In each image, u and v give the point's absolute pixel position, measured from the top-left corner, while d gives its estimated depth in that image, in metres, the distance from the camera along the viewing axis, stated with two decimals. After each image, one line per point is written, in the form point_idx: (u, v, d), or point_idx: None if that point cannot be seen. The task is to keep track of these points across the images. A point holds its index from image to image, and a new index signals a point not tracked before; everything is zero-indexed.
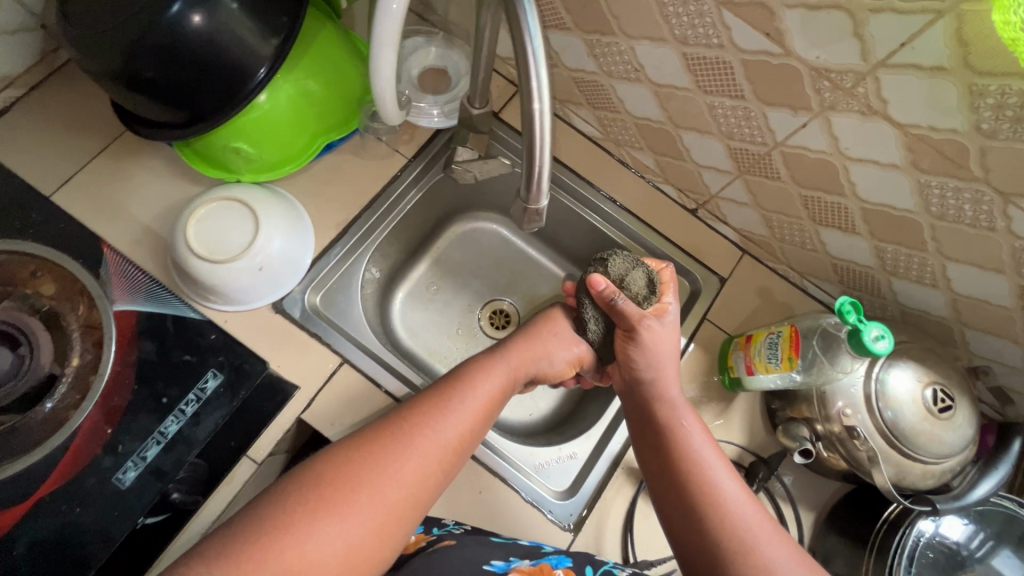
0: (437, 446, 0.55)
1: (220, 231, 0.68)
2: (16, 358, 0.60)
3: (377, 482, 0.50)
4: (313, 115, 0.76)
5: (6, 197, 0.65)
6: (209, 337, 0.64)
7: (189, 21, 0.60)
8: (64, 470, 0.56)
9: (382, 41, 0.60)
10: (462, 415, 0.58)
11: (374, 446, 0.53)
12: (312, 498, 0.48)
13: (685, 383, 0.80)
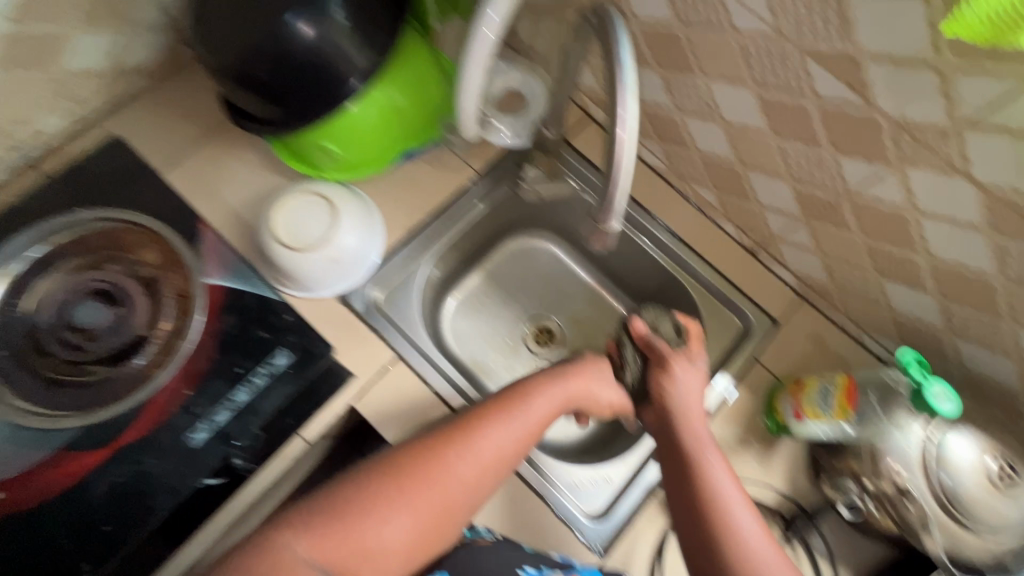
0: (484, 454, 0.59)
1: (302, 221, 0.73)
2: (115, 316, 0.65)
3: (433, 480, 0.56)
4: (396, 124, 0.80)
5: (123, 168, 0.71)
6: (284, 317, 0.66)
7: (301, 32, 0.67)
8: (145, 424, 0.60)
9: (472, 61, 0.64)
10: (514, 425, 0.61)
11: (429, 445, 0.58)
12: (375, 491, 0.54)
13: (729, 421, 0.80)
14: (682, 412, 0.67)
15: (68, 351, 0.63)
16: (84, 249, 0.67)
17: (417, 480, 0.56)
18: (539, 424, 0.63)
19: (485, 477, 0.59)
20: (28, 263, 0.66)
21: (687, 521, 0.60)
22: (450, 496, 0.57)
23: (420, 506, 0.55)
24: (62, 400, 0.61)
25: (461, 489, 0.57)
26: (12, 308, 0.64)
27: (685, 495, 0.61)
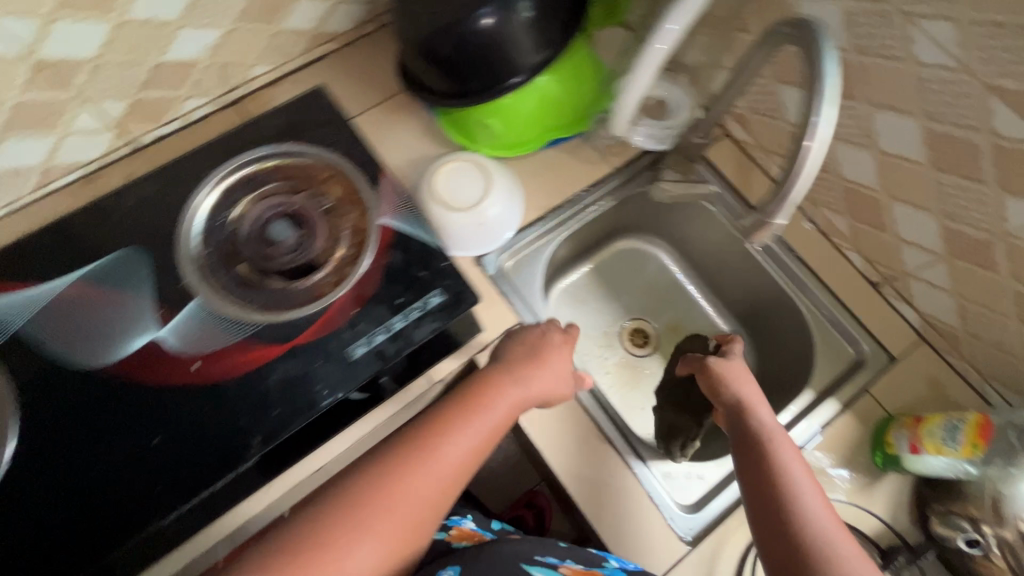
0: (441, 462, 0.63)
1: (459, 185, 0.83)
2: (298, 239, 0.74)
3: (397, 499, 0.60)
4: (550, 114, 0.89)
5: (319, 111, 0.80)
6: (444, 262, 0.73)
7: (484, 23, 0.76)
8: (316, 330, 0.68)
9: (645, 60, 0.71)
10: (473, 434, 0.66)
11: (382, 469, 0.62)
12: (338, 521, 0.58)
13: (833, 445, 0.80)
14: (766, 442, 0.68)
15: (259, 259, 0.72)
16: (282, 176, 0.77)
17: (381, 502, 0.59)
18: (492, 431, 0.67)
19: (445, 482, 0.63)
20: (237, 179, 0.76)
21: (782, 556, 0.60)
22: (411, 515, 0.60)
23: (386, 530, 0.59)
24: (252, 299, 0.70)
25: (421, 503, 0.61)
26: (220, 214, 0.74)
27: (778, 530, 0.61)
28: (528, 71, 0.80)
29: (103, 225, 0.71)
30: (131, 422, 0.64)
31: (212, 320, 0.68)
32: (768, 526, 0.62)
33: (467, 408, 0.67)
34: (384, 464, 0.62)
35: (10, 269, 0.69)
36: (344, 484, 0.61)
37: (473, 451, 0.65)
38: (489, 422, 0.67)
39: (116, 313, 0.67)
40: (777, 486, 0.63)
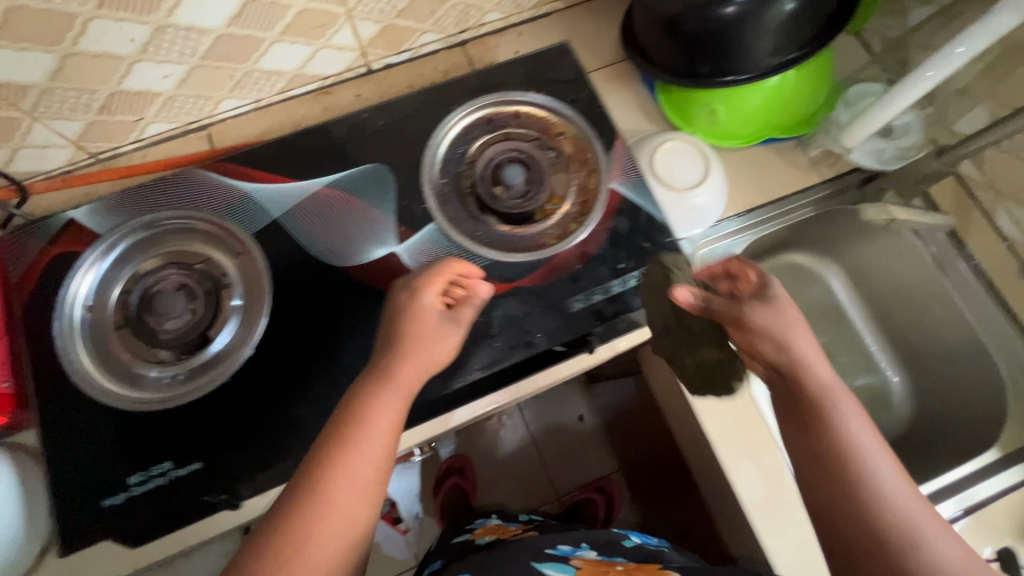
0: (358, 477, 0.53)
1: (678, 164, 0.82)
2: (524, 186, 0.75)
3: (337, 505, 0.51)
4: (768, 114, 0.87)
5: (560, 66, 0.81)
6: (667, 238, 0.72)
7: (728, 14, 0.74)
8: (540, 277, 0.71)
9: (920, 80, 0.71)
10: (380, 431, 0.56)
11: (304, 491, 0.52)
12: (277, 557, 0.48)
13: (1015, 512, 0.76)
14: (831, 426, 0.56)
15: (489, 196, 0.75)
16: (518, 123, 0.78)
17: (320, 501, 0.51)
18: (398, 407, 0.58)
19: (377, 476, 0.54)
20: (477, 119, 0.78)
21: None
22: (356, 505, 0.52)
23: (333, 529, 0.51)
24: (481, 235, 0.73)
25: (357, 504, 0.52)
26: (458, 149, 0.77)
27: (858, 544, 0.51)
28: (756, 71, 0.80)
29: (356, 139, 0.75)
30: (365, 325, 0.68)
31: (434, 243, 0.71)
32: (848, 543, 0.51)
33: (360, 425, 0.55)
34: (307, 482, 0.52)
35: (274, 163, 0.74)
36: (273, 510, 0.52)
37: (390, 429, 0.57)
38: (392, 403, 0.57)
39: (364, 223, 0.72)
40: (834, 477, 0.54)
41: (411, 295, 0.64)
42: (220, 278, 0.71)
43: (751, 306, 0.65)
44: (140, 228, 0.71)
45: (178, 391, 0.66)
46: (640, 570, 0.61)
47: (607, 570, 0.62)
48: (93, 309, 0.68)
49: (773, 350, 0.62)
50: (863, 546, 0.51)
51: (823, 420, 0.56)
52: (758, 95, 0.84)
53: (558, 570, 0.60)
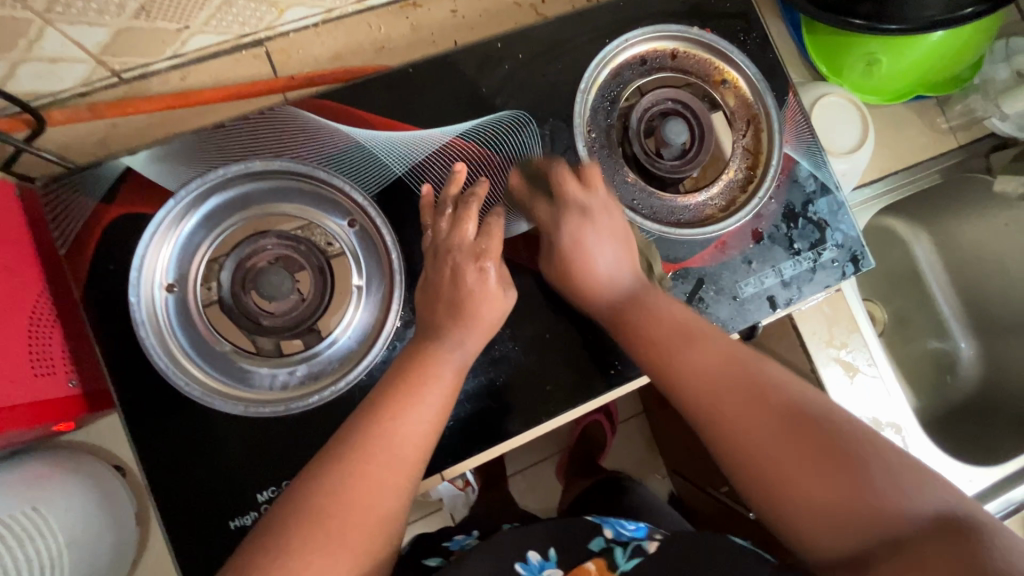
0: (391, 457, 0.46)
1: (835, 125, 0.73)
2: (683, 149, 0.63)
3: (360, 505, 0.44)
4: (921, 71, 0.78)
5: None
6: (842, 215, 0.65)
7: None
8: (710, 256, 0.63)
9: None
10: (436, 400, 0.50)
11: (332, 467, 0.45)
12: (290, 548, 0.41)
13: None
14: (581, 295, 0.57)
15: (645, 157, 0.63)
16: (675, 66, 0.65)
17: (346, 486, 0.44)
18: (446, 390, 0.50)
19: (405, 468, 0.47)
20: (630, 58, 0.64)
21: (755, 442, 0.45)
22: (382, 506, 0.45)
23: (356, 533, 0.43)
24: (639, 204, 0.63)
25: (382, 502, 0.45)
26: (608, 95, 0.64)
27: (727, 411, 0.47)
28: (904, 25, 0.68)
29: (493, 78, 0.60)
30: (517, 311, 0.59)
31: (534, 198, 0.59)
32: (704, 415, 0.48)
33: (408, 388, 0.49)
34: (334, 460, 0.45)
35: (390, 104, 0.58)
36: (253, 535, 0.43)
37: (441, 412, 0.50)
38: (442, 388, 0.50)
39: (510, 189, 0.60)
40: (665, 366, 0.51)
41: (477, 271, 0.53)
42: (331, 249, 0.58)
43: (567, 222, 0.57)
44: (224, 183, 0.55)
45: (301, 392, 0.55)
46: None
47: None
48: (177, 288, 0.54)
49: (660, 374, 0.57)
50: (783, 450, 0.44)
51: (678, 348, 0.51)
52: (919, 50, 0.75)
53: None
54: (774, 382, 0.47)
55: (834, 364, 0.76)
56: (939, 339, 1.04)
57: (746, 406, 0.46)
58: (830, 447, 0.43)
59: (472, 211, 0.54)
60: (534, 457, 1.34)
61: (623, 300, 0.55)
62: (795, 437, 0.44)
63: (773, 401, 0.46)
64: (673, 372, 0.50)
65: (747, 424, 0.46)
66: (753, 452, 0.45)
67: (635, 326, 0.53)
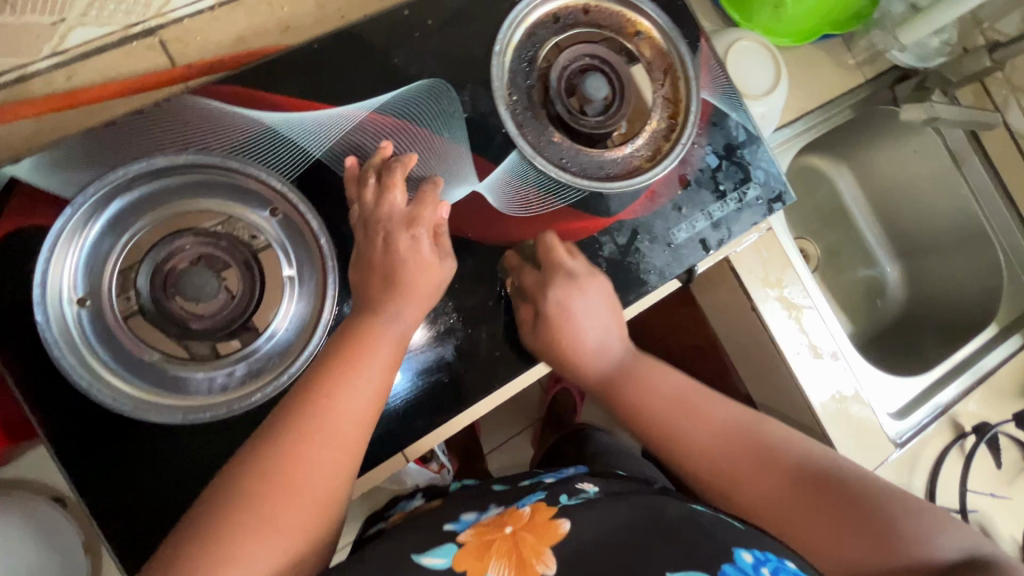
0: (325, 436, 0.45)
1: (750, 69, 0.75)
2: (604, 104, 0.63)
3: (296, 487, 0.43)
4: (825, 11, 0.81)
5: None
6: (762, 153, 0.67)
7: None
8: (641, 206, 0.64)
9: None
10: (373, 379, 0.48)
11: (267, 448, 0.44)
12: (223, 532, 0.40)
13: (998, 374, 0.93)
14: (566, 353, 0.61)
15: (569, 115, 0.62)
16: (589, 21, 0.65)
17: (285, 465, 0.43)
18: (389, 362, 0.50)
19: (346, 449, 0.46)
20: (542, 16, 0.64)
21: (766, 501, 0.53)
22: (325, 483, 0.44)
23: (296, 511, 0.42)
24: (568, 162, 0.63)
25: (328, 484, 0.44)
26: (525, 56, 0.63)
27: (763, 493, 0.53)
28: None
29: (404, 47, 0.59)
30: (458, 282, 0.59)
31: (553, 198, 0.61)
32: (720, 481, 0.55)
33: (344, 368, 0.48)
34: (272, 440, 0.44)
35: (298, 83, 0.56)
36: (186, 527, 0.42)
37: (382, 389, 0.49)
38: (382, 359, 0.49)
39: (435, 161, 0.59)
40: (673, 429, 0.58)
41: (410, 237, 0.53)
42: (256, 242, 0.55)
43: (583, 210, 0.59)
44: (126, 184, 0.51)
45: (242, 392, 0.53)
46: (525, 543, 0.44)
47: (491, 544, 0.44)
48: (89, 301, 0.50)
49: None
50: (755, 479, 0.54)
51: (625, 401, 0.62)
52: None
53: (435, 567, 0.42)
54: (781, 447, 0.55)
55: (774, 301, 0.80)
56: (868, 268, 1.11)
57: (760, 472, 0.54)
58: (829, 499, 0.51)
59: (400, 176, 0.54)
60: (506, 433, 1.36)
61: (612, 371, 0.63)
62: (807, 501, 0.51)
63: (782, 462, 0.54)
64: (687, 444, 0.57)
65: (759, 487, 0.53)
66: (770, 518, 0.52)
67: (643, 415, 0.60)
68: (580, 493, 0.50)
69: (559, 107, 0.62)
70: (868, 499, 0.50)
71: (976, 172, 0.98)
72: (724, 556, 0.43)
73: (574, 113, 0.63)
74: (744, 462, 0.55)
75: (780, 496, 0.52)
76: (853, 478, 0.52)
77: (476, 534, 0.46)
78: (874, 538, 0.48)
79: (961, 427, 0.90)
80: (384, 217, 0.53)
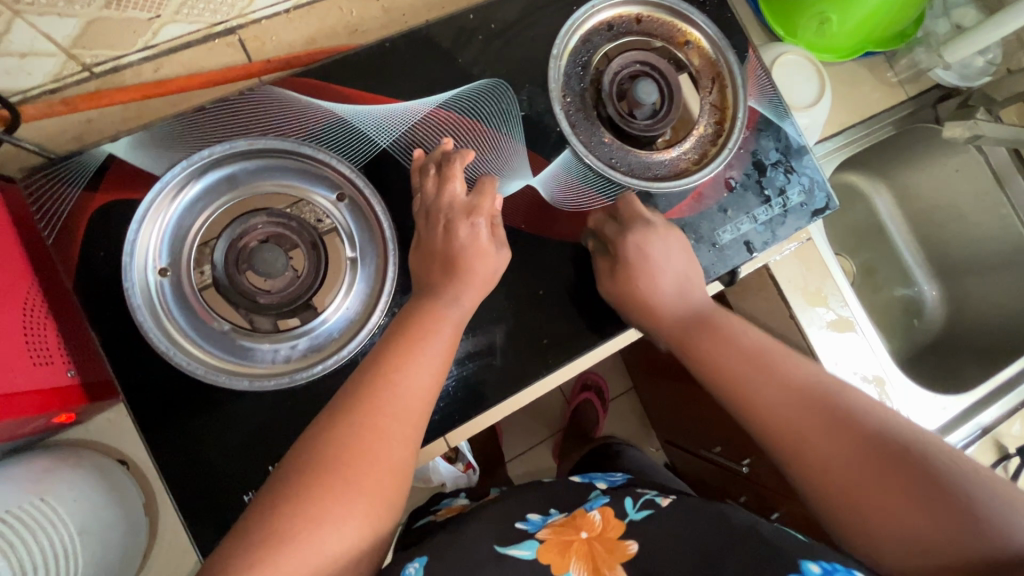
0: (395, 410, 0.47)
1: (795, 82, 0.76)
2: (654, 109, 0.65)
3: (369, 455, 0.44)
4: (868, 30, 0.82)
5: None
6: (807, 160, 0.69)
7: None
8: (687, 206, 0.66)
9: None
10: (434, 357, 0.50)
11: (338, 420, 0.46)
12: (304, 496, 0.42)
13: None
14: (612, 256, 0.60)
15: (619, 118, 0.65)
16: (641, 30, 0.68)
17: (355, 434, 0.45)
18: (447, 341, 0.52)
19: (413, 424, 0.47)
20: (596, 24, 0.67)
21: (829, 465, 0.47)
22: (396, 458, 0.46)
23: (373, 484, 0.44)
24: (617, 162, 0.65)
25: (396, 453, 0.46)
26: (579, 61, 0.66)
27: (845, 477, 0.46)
28: None
29: (467, 50, 0.62)
30: (508, 272, 0.61)
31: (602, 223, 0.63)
32: (791, 446, 0.50)
33: (407, 347, 0.50)
34: (344, 412, 0.46)
35: (368, 78, 0.60)
36: (268, 494, 0.43)
37: (442, 366, 0.51)
38: (441, 337, 0.52)
39: (493, 155, 0.62)
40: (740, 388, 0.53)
41: (469, 226, 0.55)
42: (323, 225, 0.59)
43: (634, 230, 0.61)
44: (210, 164, 0.55)
45: (303, 364, 0.55)
46: (599, 550, 0.48)
47: (569, 545, 0.49)
48: (170, 271, 0.54)
49: (652, 307, 0.60)
50: (818, 441, 0.48)
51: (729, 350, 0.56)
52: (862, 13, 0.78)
53: (519, 558, 0.49)
54: (855, 410, 0.49)
55: (812, 309, 0.80)
56: (906, 286, 1.10)
57: (833, 438, 0.48)
58: (918, 472, 0.44)
59: (459, 169, 0.56)
60: (532, 439, 1.36)
61: (690, 315, 0.60)
62: (894, 475, 0.45)
63: (857, 427, 0.48)
64: (752, 399, 0.53)
65: (832, 455, 0.47)
66: (841, 486, 0.46)
67: (701, 346, 0.57)
68: (650, 497, 0.55)
69: (609, 111, 0.65)
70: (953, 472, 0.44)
71: (1020, 193, 0.96)
72: (789, 565, 0.42)
73: (624, 116, 0.65)
74: (856, 454, 0.47)
75: (858, 465, 0.46)
76: (937, 454, 0.45)
77: (554, 532, 0.51)
78: (950, 514, 0.42)
79: (1005, 447, 0.88)
80: (447, 205, 0.55)
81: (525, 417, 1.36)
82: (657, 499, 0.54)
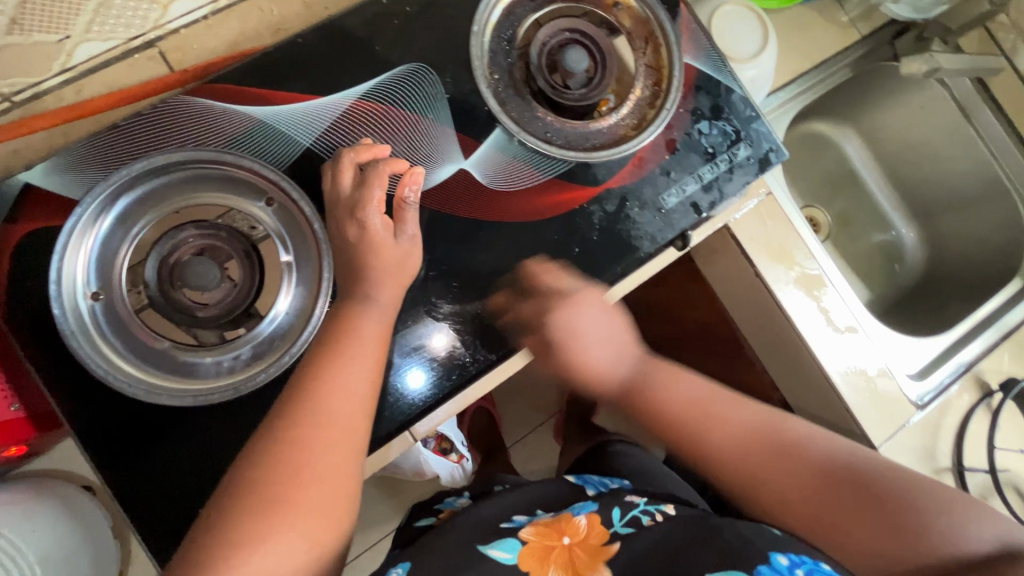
0: (335, 416, 0.47)
1: (736, 32, 0.74)
2: (587, 76, 0.63)
3: (310, 462, 0.44)
4: None
5: None
6: (751, 113, 0.67)
7: None
8: (629, 171, 0.64)
9: None
10: (370, 356, 0.50)
11: (276, 432, 0.46)
12: (247, 512, 0.42)
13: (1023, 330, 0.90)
14: None
15: (553, 90, 0.62)
16: None
17: (293, 444, 0.45)
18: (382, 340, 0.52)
19: (353, 427, 0.47)
20: None
21: (782, 492, 0.55)
22: (338, 462, 0.46)
23: (317, 490, 0.44)
24: (553, 136, 0.63)
25: (338, 457, 0.46)
26: (504, 35, 0.64)
27: (795, 496, 0.54)
28: None
29: (386, 37, 0.60)
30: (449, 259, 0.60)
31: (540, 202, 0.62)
32: (744, 479, 0.57)
33: (341, 350, 0.50)
34: (281, 424, 0.46)
35: (284, 77, 0.58)
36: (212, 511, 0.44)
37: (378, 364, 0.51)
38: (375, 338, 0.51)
39: (422, 143, 0.60)
40: (701, 433, 0.60)
41: (358, 224, 0.55)
42: (255, 232, 0.58)
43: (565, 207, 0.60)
44: (129, 183, 0.54)
45: (248, 374, 0.55)
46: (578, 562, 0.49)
47: (551, 550, 0.50)
48: (102, 295, 0.54)
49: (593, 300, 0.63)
50: (766, 468, 0.56)
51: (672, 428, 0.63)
52: None
53: (498, 560, 0.49)
54: (803, 442, 0.57)
55: (778, 265, 0.78)
56: (884, 231, 1.08)
57: (785, 468, 0.56)
58: (856, 491, 0.52)
59: (349, 160, 0.56)
60: (530, 423, 1.36)
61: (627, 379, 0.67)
62: (834, 492, 0.53)
63: (801, 456, 0.56)
64: (711, 448, 0.59)
65: (789, 488, 0.55)
66: (785, 502, 0.55)
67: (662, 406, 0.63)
68: (638, 511, 0.54)
69: (541, 83, 0.62)
70: (883, 481, 0.53)
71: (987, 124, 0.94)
72: (760, 558, 0.46)
73: (558, 87, 0.62)
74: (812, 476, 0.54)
75: (803, 488, 0.54)
76: (880, 474, 0.53)
77: (538, 533, 0.51)
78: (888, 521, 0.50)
79: (987, 384, 0.87)
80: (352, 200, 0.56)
81: (520, 403, 1.36)
82: (645, 518, 0.53)
